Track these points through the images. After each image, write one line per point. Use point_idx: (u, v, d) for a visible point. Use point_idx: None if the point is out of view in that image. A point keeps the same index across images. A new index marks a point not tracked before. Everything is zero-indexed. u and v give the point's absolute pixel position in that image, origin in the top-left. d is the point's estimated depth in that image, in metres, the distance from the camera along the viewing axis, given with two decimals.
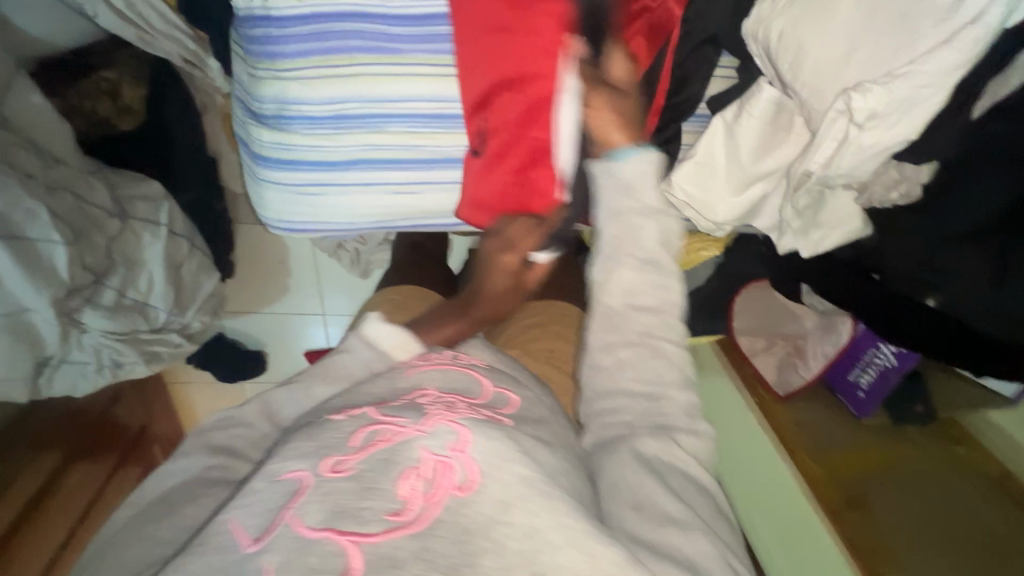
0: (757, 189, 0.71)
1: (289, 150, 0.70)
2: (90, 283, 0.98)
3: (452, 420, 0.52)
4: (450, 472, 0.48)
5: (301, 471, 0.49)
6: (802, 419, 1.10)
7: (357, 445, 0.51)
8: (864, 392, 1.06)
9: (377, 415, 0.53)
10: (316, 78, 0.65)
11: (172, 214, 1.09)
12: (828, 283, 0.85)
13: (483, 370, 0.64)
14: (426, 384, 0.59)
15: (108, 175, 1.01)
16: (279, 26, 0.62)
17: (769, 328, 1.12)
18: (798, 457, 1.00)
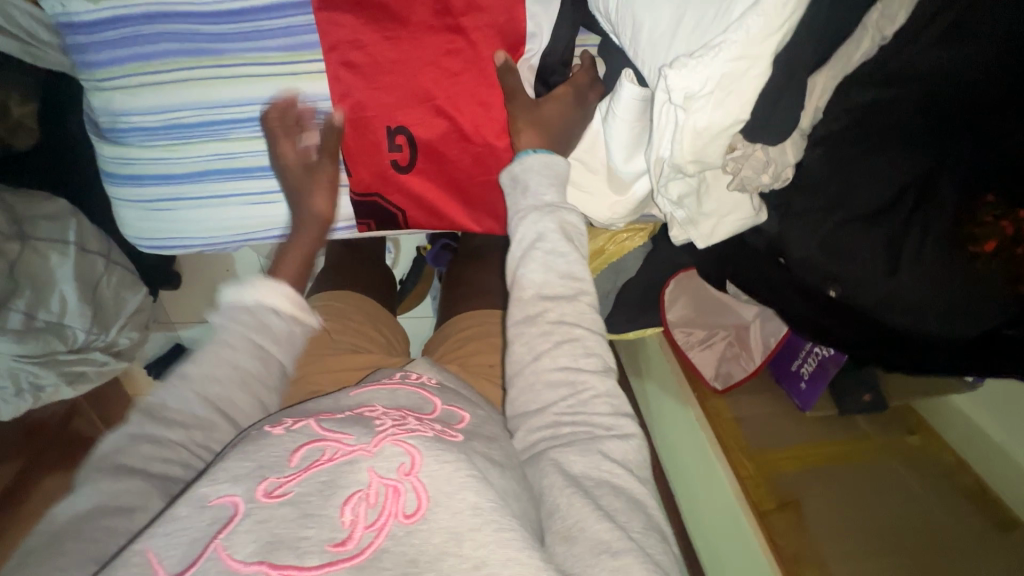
0: (640, 183, 0.67)
1: (132, 164, 0.67)
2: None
3: (399, 440, 0.48)
4: (399, 499, 0.45)
5: (234, 497, 0.43)
6: (744, 414, 1.04)
7: (296, 466, 0.46)
8: (805, 383, 1.00)
9: (319, 433, 0.49)
10: (139, 86, 0.62)
11: (81, 230, 1.06)
12: (740, 269, 0.78)
13: (433, 390, 0.61)
14: (373, 401, 0.57)
15: (5, 197, 0.99)
16: (88, 34, 0.59)
17: (706, 320, 1.06)
18: (733, 455, 0.95)
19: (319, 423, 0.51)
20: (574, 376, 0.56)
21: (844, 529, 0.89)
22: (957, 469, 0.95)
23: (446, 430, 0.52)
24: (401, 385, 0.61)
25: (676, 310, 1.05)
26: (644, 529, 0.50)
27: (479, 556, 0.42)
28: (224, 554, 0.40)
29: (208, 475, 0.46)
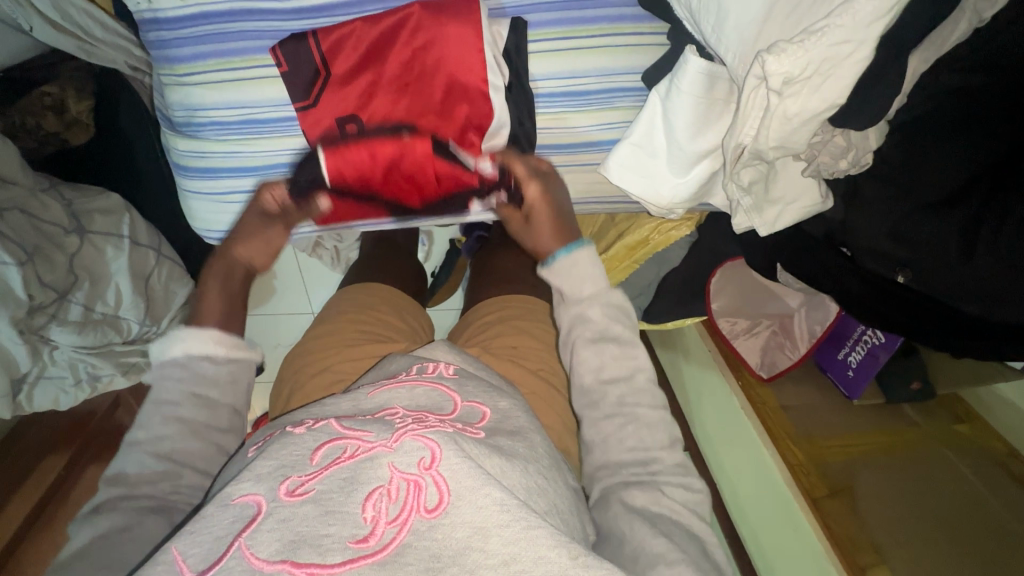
0: (703, 168, 0.65)
1: (206, 157, 0.71)
2: (53, 300, 0.99)
3: (420, 435, 0.48)
4: (421, 492, 0.45)
5: (258, 496, 0.45)
6: (789, 403, 1.04)
7: (317, 464, 0.48)
8: (853, 371, 1.00)
9: (338, 431, 0.51)
10: (215, 80, 0.66)
11: (134, 225, 1.08)
12: (797, 260, 0.78)
13: (451, 384, 0.61)
14: (393, 402, 0.58)
15: (63, 192, 1.01)
16: (170, 29, 0.64)
17: (752, 309, 1.06)
18: (780, 443, 0.95)
19: (339, 422, 0.52)
20: (626, 405, 0.60)
21: (895, 516, 0.89)
22: (1009, 458, 0.94)
23: (467, 429, 0.54)
24: (419, 380, 0.61)
25: (721, 300, 1.05)
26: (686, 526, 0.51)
27: (507, 552, 0.42)
28: (248, 552, 0.41)
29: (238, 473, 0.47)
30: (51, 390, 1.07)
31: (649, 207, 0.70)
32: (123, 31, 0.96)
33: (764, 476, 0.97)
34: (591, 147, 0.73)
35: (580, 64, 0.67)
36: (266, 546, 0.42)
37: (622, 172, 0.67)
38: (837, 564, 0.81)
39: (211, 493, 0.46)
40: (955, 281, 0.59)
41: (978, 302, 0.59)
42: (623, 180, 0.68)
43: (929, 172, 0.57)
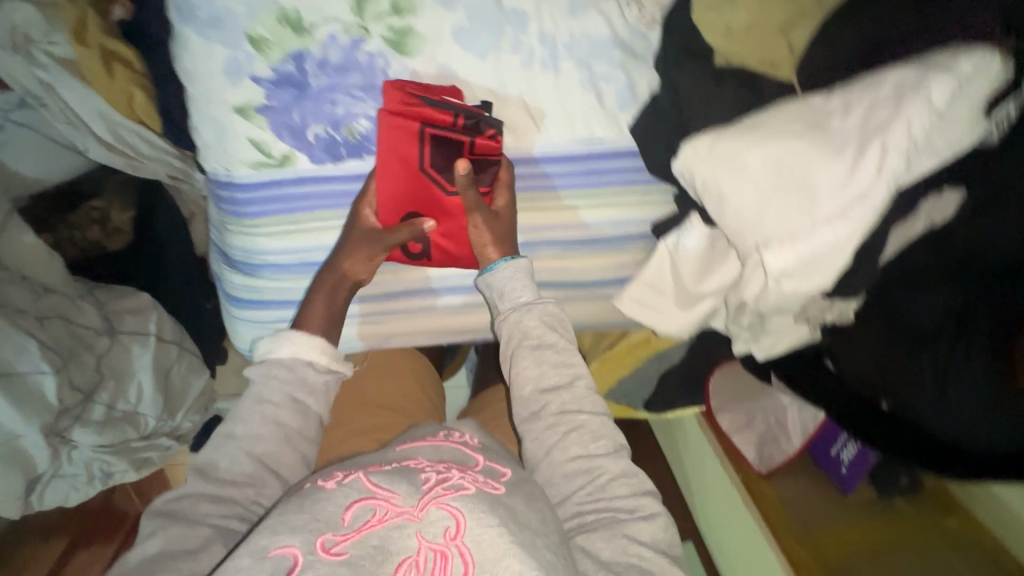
0: (707, 304, 0.73)
1: (257, 291, 0.81)
2: (78, 403, 1.01)
3: (444, 504, 0.54)
4: (447, 562, 0.51)
5: (294, 551, 0.50)
6: (788, 495, 1.10)
7: (350, 525, 0.53)
8: (845, 468, 1.06)
9: (367, 488, 0.55)
10: (277, 231, 0.76)
11: (161, 322, 1.12)
12: (791, 373, 0.86)
13: (475, 449, 0.68)
14: (418, 453, 0.64)
15: (97, 295, 1.06)
16: (243, 191, 0.73)
17: (745, 405, 1.14)
18: (782, 538, 1.01)
19: (367, 477, 0.57)
20: (588, 463, 0.66)
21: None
22: None
23: (489, 482, 0.60)
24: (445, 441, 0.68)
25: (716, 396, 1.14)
26: None
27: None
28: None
29: (268, 527, 0.52)
30: (63, 488, 1.07)
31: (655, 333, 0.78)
32: (167, 145, 1.06)
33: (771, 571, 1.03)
34: (606, 281, 0.82)
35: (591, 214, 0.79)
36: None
37: (633, 307, 0.76)
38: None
39: (250, 542, 0.51)
40: (936, 411, 0.66)
41: (956, 430, 0.65)
42: (636, 311, 0.76)
43: (905, 314, 0.67)
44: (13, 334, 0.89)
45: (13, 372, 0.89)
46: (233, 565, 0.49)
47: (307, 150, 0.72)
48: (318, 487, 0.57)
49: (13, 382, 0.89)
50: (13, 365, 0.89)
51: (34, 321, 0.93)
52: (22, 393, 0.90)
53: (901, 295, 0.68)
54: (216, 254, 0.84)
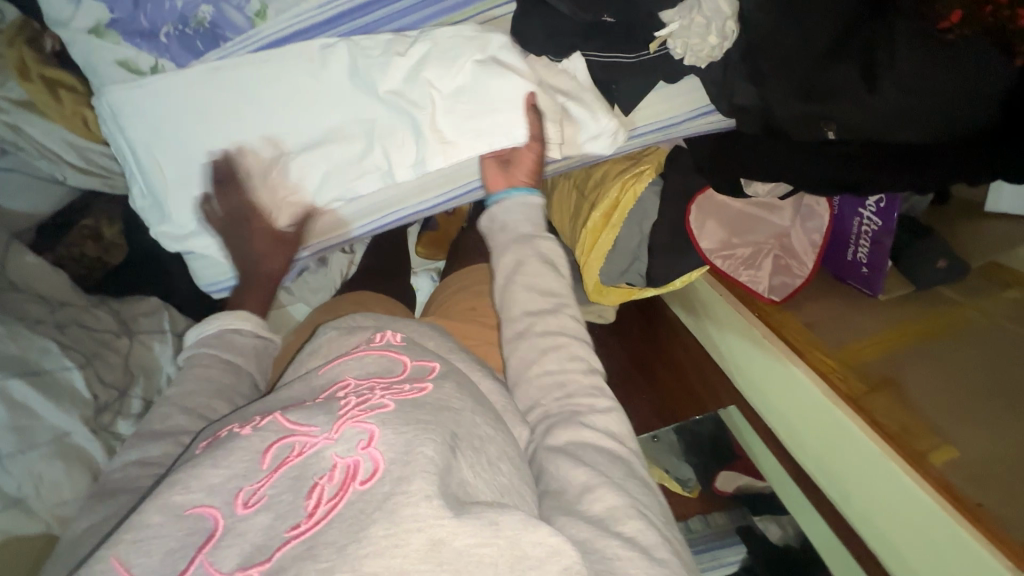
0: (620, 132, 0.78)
1: (168, 100, 0.69)
2: (115, 398, 0.97)
3: (359, 420, 0.41)
4: (358, 470, 0.38)
5: (213, 509, 0.38)
6: (811, 320, 1.00)
7: (267, 467, 0.40)
8: (867, 268, 0.95)
9: (286, 426, 0.42)
10: (186, 42, 0.66)
11: (173, 319, 1.15)
12: (772, 151, 0.74)
13: (403, 348, 0.51)
14: (345, 374, 0.49)
15: (112, 305, 1.10)
16: (154, 47, 0.66)
17: (741, 238, 1.03)
18: (807, 354, 0.91)
19: (284, 415, 0.43)
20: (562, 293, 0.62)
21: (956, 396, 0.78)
22: None
23: (410, 387, 0.46)
24: (367, 349, 0.51)
25: (707, 237, 1.03)
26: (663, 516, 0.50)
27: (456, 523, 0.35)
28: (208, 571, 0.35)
29: (180, 478, 0.39)
30: None
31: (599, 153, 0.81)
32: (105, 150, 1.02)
33: (810, 401, 0.89)
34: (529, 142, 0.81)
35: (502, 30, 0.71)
36: (233, 559, 0.35)
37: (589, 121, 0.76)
38: (881, 445, 0.74)
39: (159, 497, 0.39)
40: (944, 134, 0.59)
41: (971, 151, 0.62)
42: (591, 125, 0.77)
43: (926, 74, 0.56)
44: (32, 338, 0.90)
45: (42, 370, 0.89)
46: (137, 524, 0.38)
47: (167, 53, 0.67)
48: (232, 435, 0.43)
49: (45, 380, 0.88)
50: (39, 364, 0.88)
51: (52, 328, 0.95)
52: (52, 389, 0.88)
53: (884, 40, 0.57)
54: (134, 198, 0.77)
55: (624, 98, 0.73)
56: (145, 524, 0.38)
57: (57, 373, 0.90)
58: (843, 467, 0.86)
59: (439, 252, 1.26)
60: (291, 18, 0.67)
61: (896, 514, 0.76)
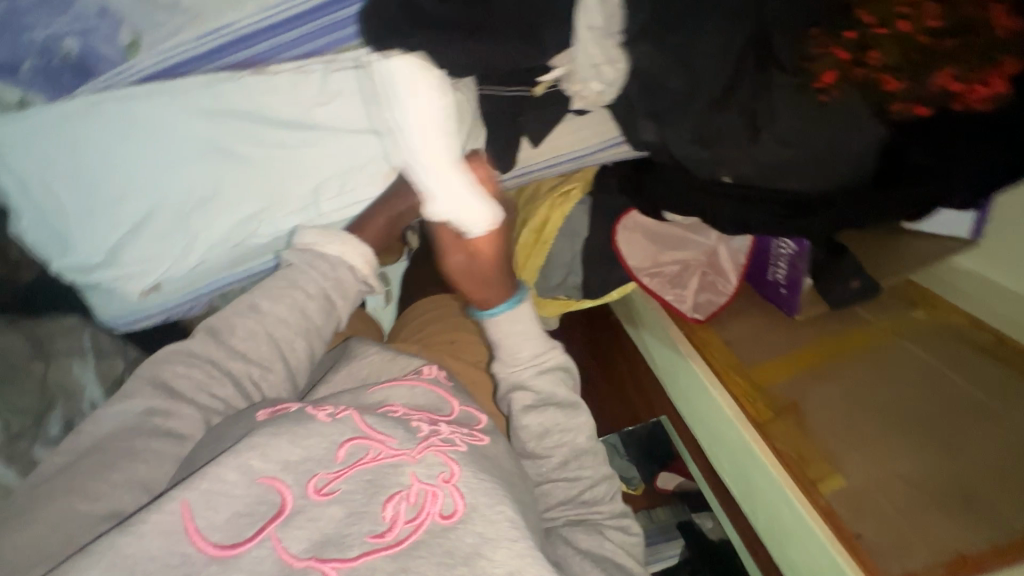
0: (565, 158, 0.79)
1: (41, 144, 0.65)
2: (32, 425, 0.96)
3: (441, 451, 0.53)
4: (437, 501, 0.49)
5: (283, 485, 0.47)
6: (733, 337, 1.01)
7: (343, 462, 0.50)
8: (785, 288, 0.97)
9: (363, 428, 0.52)
10: (58, 81, 0.62)
11: (95, 337, 1.10)
12: (680, 182, 0.74)
13: (448, 388, 0.66)
14: (392, 400, 0.61)
15: (24, 325, 1.05)
16: (22, 83, 0.62)
17: (668, 255, 1.04)
18: (724, 373, 0.92)
19: (362, 417, 0.53)
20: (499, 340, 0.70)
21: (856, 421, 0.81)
22: (973, 329, 0.89)
23: (473, 434, 0.59)
24: (418, 381, 0.64)
25: (633, 255, 1.04)
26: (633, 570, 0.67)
27: (514, 565, 0.48)
28: (280, 545, 0.44)
29: (258, 445, 0.48)
30: None
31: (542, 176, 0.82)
32: None
33: (725, 419, 0.91)
34: None
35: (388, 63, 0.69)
36: (303, 543, 0.45)
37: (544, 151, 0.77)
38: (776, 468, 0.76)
39: (237, 456, 0.47)
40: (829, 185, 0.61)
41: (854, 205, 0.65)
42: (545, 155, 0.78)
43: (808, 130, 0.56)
44: None
45: None
46: (216, 473, 0.46)
47: (36, 87, 0.63)
48: (308, 417, 0.52)
49: None
50: None
51: None
52: None
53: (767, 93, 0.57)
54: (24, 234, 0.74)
55: (531, 128, 0.72)
56: (222, 478, 0.46)
57: None
58: (752, 485, 0.88)
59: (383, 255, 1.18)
60: (167, 50, 0.62)
61: (794, 536, 0.78)
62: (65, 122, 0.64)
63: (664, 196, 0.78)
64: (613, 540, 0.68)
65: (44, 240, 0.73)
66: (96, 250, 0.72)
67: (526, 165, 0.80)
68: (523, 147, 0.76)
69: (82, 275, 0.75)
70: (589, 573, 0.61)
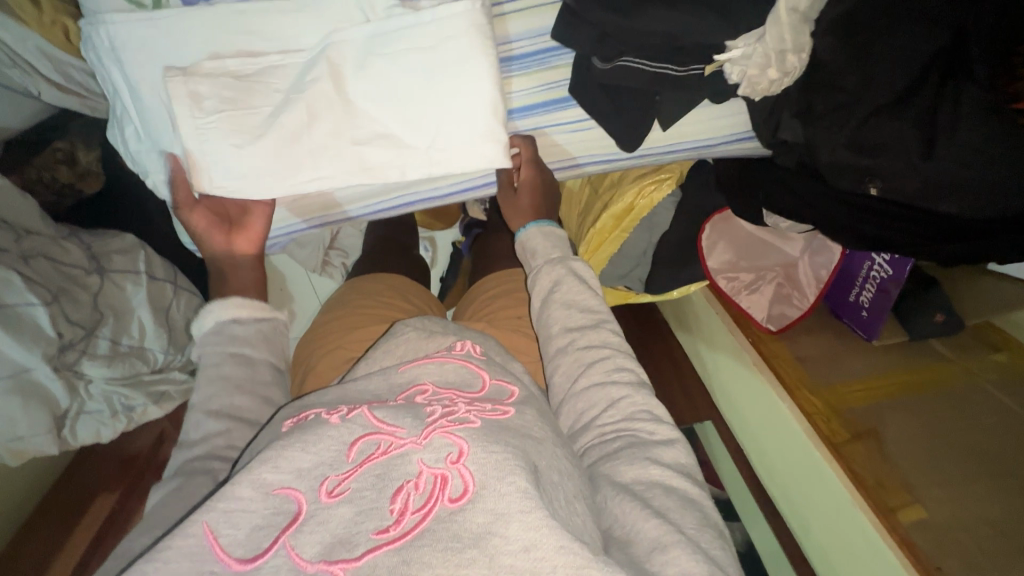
0: (686, 145, 0.76)
1: (161, 50, 0.62)
2: (82, 337, 0.94)
3: (448, 432, 0.45)
4: (446, 485, 0.41)
5: (298, 493, 0.41)
6: (803, 353, 1.00)
7: (353, 460, 0.43)
8: (867, 311, 0.96)
9: (372, 423, 0.45)
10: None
11: (151, 261, 1.04)
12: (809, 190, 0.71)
13: (482, 363, 0.55)
14: (422, 379, 0.52)
15: (81, 236, 0.99)
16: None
17: (749, 262, 1.02)
18: (795, 388, 0.91)
19: (371, 412, 0.46)
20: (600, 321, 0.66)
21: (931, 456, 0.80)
22: None
23: (494, 408, 0.49)
24: (445, 357, 0.54)
25: (716, 256, 1.00)
26: (698, 526, 0.47)
27: (530, 539, 0.39)
28: (293, 553, 0.38)
29: (266, 461, 0.42)
30: (91, 424, 1.00)
31: (650, 161, 0.80)
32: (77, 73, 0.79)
33: (790, 435, 0.90)
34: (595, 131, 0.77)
35: (505, 31, 0.67)
36: (314, 548, 0.39)
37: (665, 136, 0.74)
38: (853, 493, 0.75)
39: (249, 470, 0.42)
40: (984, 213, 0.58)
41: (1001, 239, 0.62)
42: (663, 139, 0.75)
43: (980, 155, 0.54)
44: None
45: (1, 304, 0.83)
46: (229, 490, 0.41)
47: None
48: (319, 422, 0.46)
49: (4, 315, 0.83)
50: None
51: (17, 259, 0.86)
52: (15, 326, 0.84)
53: (948, 107, 0.54)
54: (122, 141, 0.71)
55: (667, 110, 0.67)
56: (236, 496, 0.41)
57: (18, 308, 0.84)
58: (812, 504, 0.88)
59: (437, 222, 1.26)
60: None
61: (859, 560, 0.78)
62: (203, 31, 0.61)
63: (783, 201, 0.76)
64: (680, 485, 0.51)
65: (143, 150, 0.70)
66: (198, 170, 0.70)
67: (641, 148, 0.77)
68: (653, 129, 0.72)
69: (176, 194, 0.72)
70: (648, 528, 0.45)
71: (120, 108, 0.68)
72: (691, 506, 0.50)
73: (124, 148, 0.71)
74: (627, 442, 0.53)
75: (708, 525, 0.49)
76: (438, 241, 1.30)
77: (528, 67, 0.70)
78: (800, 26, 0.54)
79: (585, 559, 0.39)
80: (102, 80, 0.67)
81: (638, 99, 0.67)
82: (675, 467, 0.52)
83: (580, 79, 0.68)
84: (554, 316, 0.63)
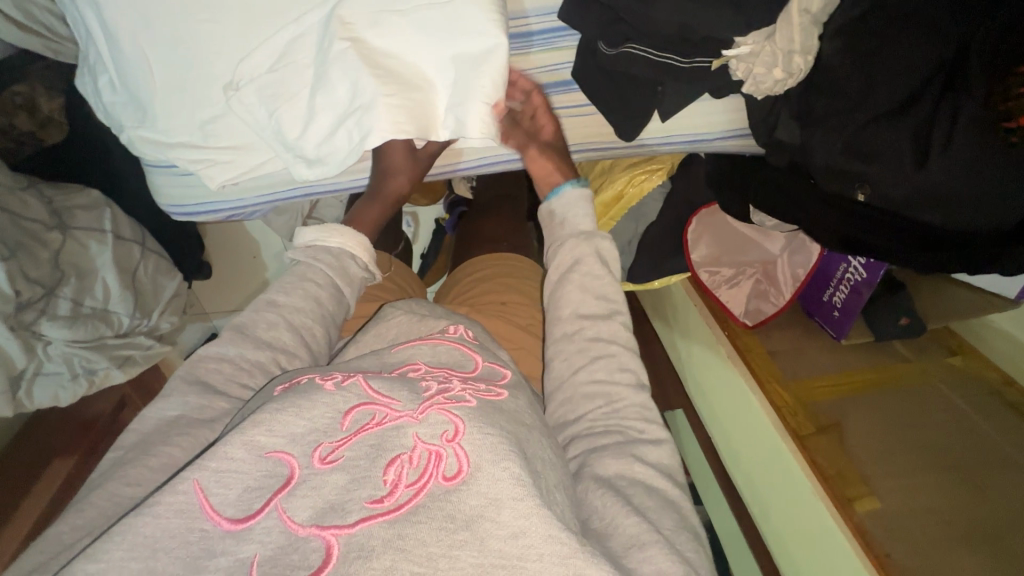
0: (681, 137, 0.76)
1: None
2: (41, 296, 0.89)
3: (445, 408, 0.44)
4: (441, 461, 0.41)
5: (291, 457, 0.41)
6: (775, 348, 1.03)
7: (348, 429, 0.43)
8: (839, 312, 0.99)
9: (368, 394, 0.44)
10: None
11: (117, 220, 0.99)
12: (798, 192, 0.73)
13: (475, 347, 0.55)
14: (415, 358, 0.52)
15: (43, 189, 0.92)
16: None
17: (731, 257, 1.04)
18: (766, 381, 0.94)
19: (367, 381, 0.46)
20: None
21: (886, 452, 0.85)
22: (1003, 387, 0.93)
23: (488, 390, 0.48)
24: (440, 338, 0.54)
25: (700, 250, 1.02)
26: (675, 528, 0.48)
27: (519, 526, 0.39)
28: (285, 516, 0.38)
29: (258, 419, 0.41)
30: (50, 386, 0.95)
31: (644, 151, 0.80)
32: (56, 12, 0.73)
33: (758, 426, 0.93)
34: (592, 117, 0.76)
35: (520, 6, 0.65)
36: (306, 512, 0.38)
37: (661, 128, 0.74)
38: (814, 484, 0.79)
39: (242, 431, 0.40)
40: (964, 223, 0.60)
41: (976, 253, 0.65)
42: (658, 130, 0.75)
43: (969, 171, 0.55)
44: None
45: None
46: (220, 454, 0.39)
47: None
48: (314, 387, 0.45)
49: None
50: None
51: None
52: None
53: (942, 119, 0.55)
54: (95, 92, 0.66)
55: (667, 102, 0.66)
56: (227, 456, 0.39)
57: None
58: (772, 493, 0.92)
59: (422, 198, 1.24)
60: None
61: (812, 547, 0.82)
62: None
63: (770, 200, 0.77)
64: (661, 481, 0.52)
65: (118, 102, 0.65)
66: (181, 129, 0.66)
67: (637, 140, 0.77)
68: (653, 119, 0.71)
69: (156, 153, 0.69)
70: (627, 525, 0.46)
71: (94, 55, 0.63)
72: (670, 506, 0.50)
73: (96, 98, 0.67)
74: (618, 441, 0.53)
75: (686, 528, 0.50)
76: (421, 218, 1.28)
77: (535, 46, 0.68)
78: (810, 30, 0.55)
79: (572, 549, 0.40)
80: (76, 22, 0.62)
81: (639, 87, 0.66)
82: (664, 471, 0.53)
83: (585, 62, 0.67)
84: (564, 297, 0.61)
